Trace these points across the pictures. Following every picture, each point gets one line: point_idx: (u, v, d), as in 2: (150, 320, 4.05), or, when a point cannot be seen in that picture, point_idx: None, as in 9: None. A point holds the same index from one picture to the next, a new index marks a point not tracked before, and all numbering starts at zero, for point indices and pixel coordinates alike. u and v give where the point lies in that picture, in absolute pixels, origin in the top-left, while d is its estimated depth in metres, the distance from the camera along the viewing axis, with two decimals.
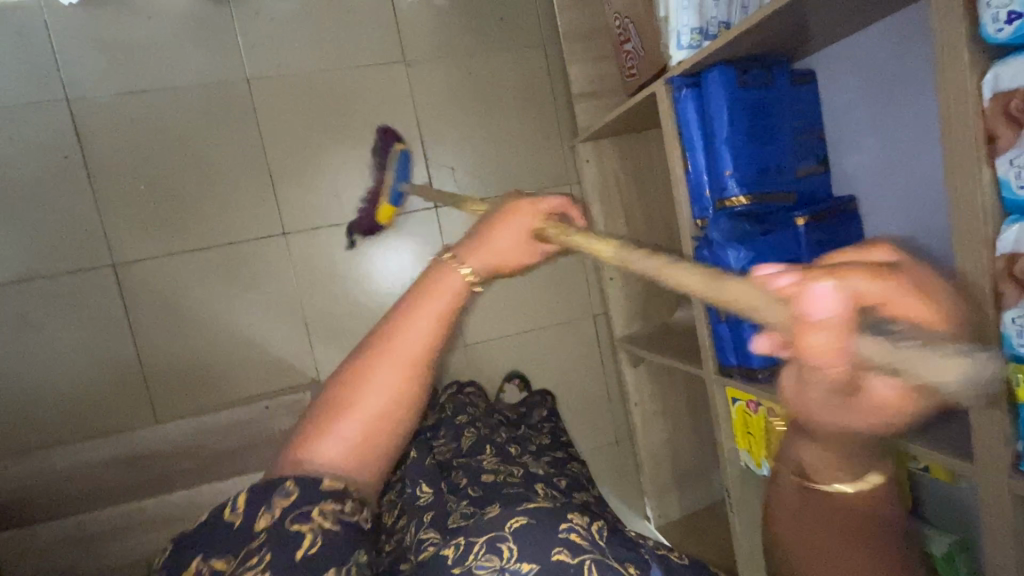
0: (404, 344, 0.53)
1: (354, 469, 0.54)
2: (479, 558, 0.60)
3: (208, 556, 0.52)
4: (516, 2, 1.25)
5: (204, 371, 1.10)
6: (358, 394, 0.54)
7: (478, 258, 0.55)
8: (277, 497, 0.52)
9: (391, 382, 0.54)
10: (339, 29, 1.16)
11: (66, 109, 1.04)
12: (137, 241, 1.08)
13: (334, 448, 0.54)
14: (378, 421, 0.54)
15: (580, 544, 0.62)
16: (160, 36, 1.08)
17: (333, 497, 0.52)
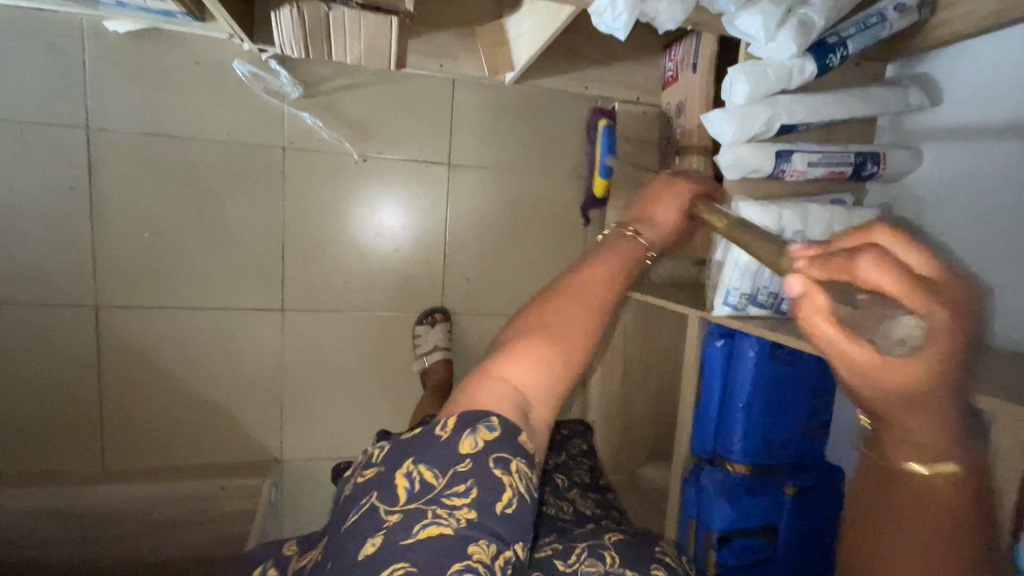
0: (593, 292, 0.68)
1: (529, 407, 0.61)
2: (582, 562, 0.62)
3: (422, 461, 0.56)
4: (573, 127, 1.26)
5: (166, 428, 1.13)
6: (547, 334, 0.65)
7: (653, 233, 0.74)
8: (482, 426, 0.57)
9: (588, 325, 0.67)
10: (392, 116, 1.17)
11: (84, 137, 1.03)
12: (125, 288, 1.09)
13: (518, 381, 0.62)
14: (541, 353, 0.64)
15: (682, 568, 0.62)
16: (206, 83, 1.07)
17: (523, 455, 0.57)
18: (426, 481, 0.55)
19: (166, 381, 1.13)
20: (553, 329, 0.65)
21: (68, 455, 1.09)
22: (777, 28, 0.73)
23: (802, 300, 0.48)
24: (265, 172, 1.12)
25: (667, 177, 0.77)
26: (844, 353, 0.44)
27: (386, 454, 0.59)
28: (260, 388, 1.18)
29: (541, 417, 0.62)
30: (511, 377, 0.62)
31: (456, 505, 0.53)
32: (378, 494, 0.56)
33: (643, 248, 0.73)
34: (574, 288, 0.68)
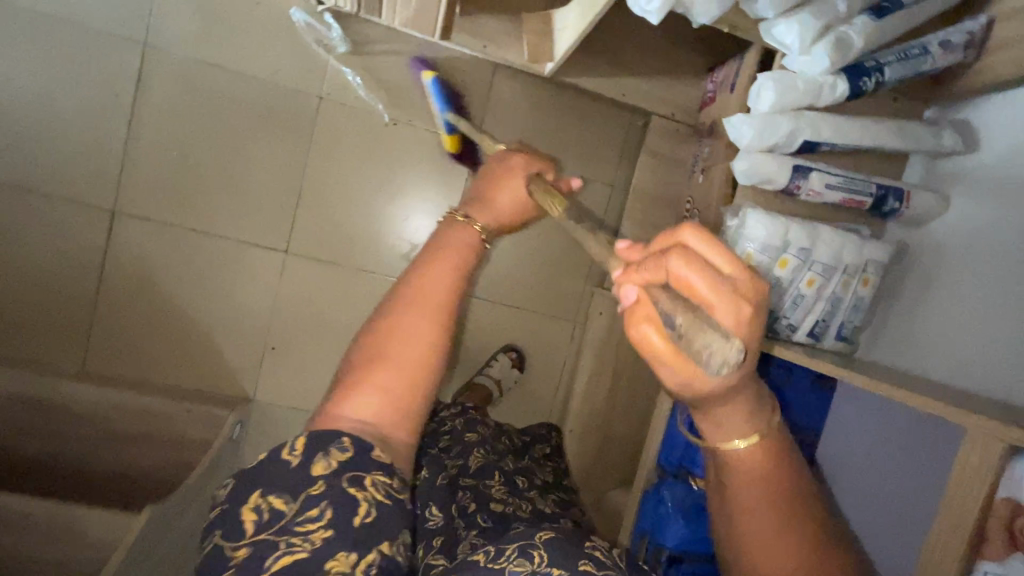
0: (431, 288, 0.59)
1: (387, 435, 0.55)
2: (509, 564, 0.51)
3: (267, 491, 0.49)
4: (603, 132, 1.28)
5: (151, 342, 1.15)
6: (383, 357, 0.56)
7: (491, 216, 0.66)
8: (333, 449, 0.50)
9: (428, 331, 0.57)
10: (430, 86, 1.20)
11: (137, 52, 1.09)
12: (143, 199, 1.13)
13: (367, 413, 0.55)
14: (390, 380, 0.56)
15: (604, 561, 0.52)
16: (259, 24, 1.12)
17: (381, 468, 0.51)
18: (275, 510, 0.48)
19: (161, 299, 1.15)
20: (392, 354, 0.56)
21: (56, 351, 1.12)
22: (813, 40, 0.72)
23: (634, 314, 0.43)
24: (296, 117, 1.16)
25: (515, 163, 0.70)
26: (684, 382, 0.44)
27: (236, 487, 0.50)
28: (248, 327, 1.19)
29: (402, 439, 0.56)
30: (361, 416, 0.54)
31: (310, 528, 0.47)
32: (223, 534, 0.48)
33: (477, 235, 0.63)
34: (414, 292, 0.58)
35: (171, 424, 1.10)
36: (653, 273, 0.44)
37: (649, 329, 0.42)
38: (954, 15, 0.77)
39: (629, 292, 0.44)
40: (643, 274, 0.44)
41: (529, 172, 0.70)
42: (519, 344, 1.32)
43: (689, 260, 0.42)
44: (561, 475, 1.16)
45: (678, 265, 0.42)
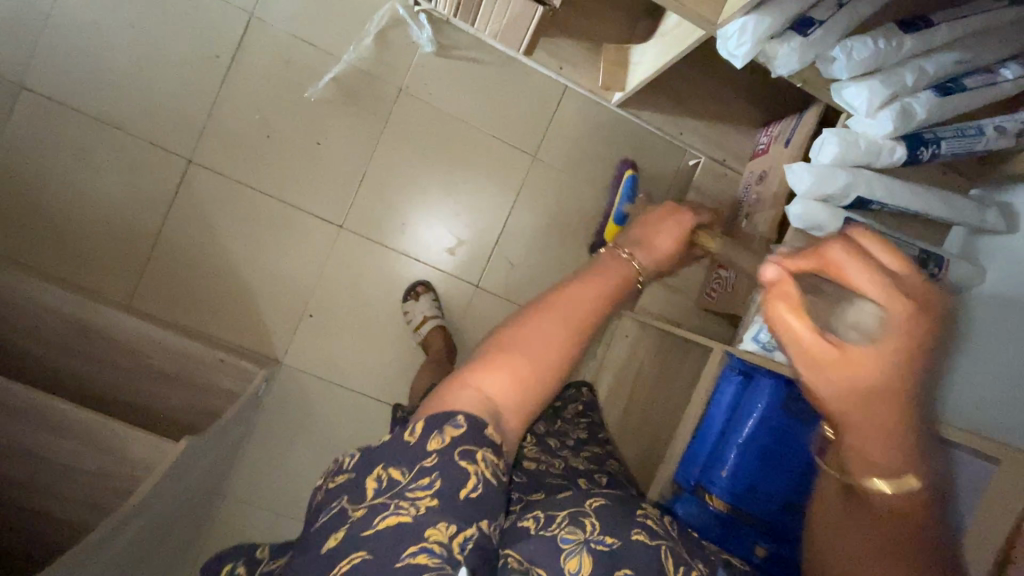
0: (579, 295, 0.66)
1: (501, 419, 0.61)
2: (561, 530, 0.57)
3: (387, 464, 0.55)
4: (653, 168, 1.35)
5: (197, 289, 1.20)
6: (510, 348, 0.64)
7: (646, 259, 0.78)
8: (449, 426, 0.56)
9: (558, 335, 0.64)
10: (503, 98, 1.27)
11: (244, 21, 1.17)
12: (219, 155, 1.19)
13: (493, 392, 0.61)
14: (520, 369, 0.63)
15: (656, 530, 0.59)
16: (359, 15, 1.21)
17: (489, 446, 0.56)
18: (391, 479, 0.54)
19: (217, 251, 1.20)
20: (522, 345, 0.64)
21: (111, 282, 1.17)
22: (879, 106, 0.78)
23: (772, 292, 0.46)
24: (375, 104, 1.23)
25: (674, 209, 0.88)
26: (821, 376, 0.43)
27: (357, 462, 0.57)
28: (293, 292, 1.24)
29: (512, 424, 0.62)
30: (490, 391, 0.61)
31: (419, 495, 0.52)
32: (346, 497, 0.54)
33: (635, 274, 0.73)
34: (560, 301, 0.65)
35: (202, 370, 1.12)
36: (807, 258, 0.46)
37: (792, 316, 0.44)
38: (1010, 102, 0.82)
39: (769, 271, 0.47)
40: (852, 258, 0.43)
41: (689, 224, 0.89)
42: (543, 354, 1.36)
43: (852, 251, 0.44)
44: (600, 430, 1.14)
45: (839, 249, 0.44)
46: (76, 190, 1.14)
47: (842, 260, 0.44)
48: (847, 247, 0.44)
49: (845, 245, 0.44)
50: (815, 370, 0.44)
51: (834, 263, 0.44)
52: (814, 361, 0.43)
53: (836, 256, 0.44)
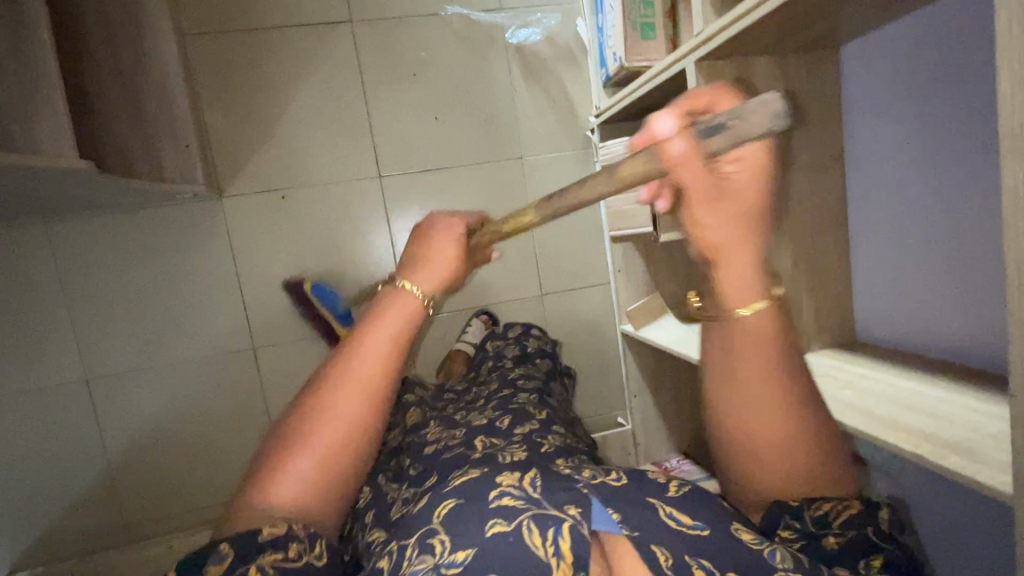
0: (358, 369, 0.74)
1: (308, 511, 0.70)
2: (411, 561, 0.56)
3: None
4: (594, 395, 1.43)
5: (241, 91, 1.19)
6: (311, 436, 0.71)
7: (432, 279, 0.77)
8: (210, 564, 0.56)
9: (356, 407, 0.73)
10: (566, 242, 1.38)
11: (491, 8, 1.28)
12: (371, 45, 1.23)
13: (290, 487, 0.69)
14: (315, 461, 0.71)
15: (516, 505, 0.58)
16: (552, 95, 1.33)
17: (270, 548, 0.59)
18: None
19: (289, 85, 1.20)
20: (321, 426, 0.72)
21: (203, 14, 1.16)
22: None
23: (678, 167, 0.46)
24: (496, 145, 1.32)
25: (450, 219, 0.80)
26: (712, 196, 0.47)
27: None
28: (296, 169, 1.22)
29: (321, 502, 0.71)
30: (285, 494, 0.68)
31: None
32: None
33: (416, 298, 0.76)
34: (338, 383, 0.73)
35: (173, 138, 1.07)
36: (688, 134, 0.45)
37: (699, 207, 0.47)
38: None
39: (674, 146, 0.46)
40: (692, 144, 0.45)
41: (471, 224, 0.80)
42: None
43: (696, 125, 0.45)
44: (511, 376, 1.12)
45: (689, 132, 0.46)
46: None
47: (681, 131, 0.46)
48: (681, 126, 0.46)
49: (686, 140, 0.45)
50: (710, 204, 0.47)
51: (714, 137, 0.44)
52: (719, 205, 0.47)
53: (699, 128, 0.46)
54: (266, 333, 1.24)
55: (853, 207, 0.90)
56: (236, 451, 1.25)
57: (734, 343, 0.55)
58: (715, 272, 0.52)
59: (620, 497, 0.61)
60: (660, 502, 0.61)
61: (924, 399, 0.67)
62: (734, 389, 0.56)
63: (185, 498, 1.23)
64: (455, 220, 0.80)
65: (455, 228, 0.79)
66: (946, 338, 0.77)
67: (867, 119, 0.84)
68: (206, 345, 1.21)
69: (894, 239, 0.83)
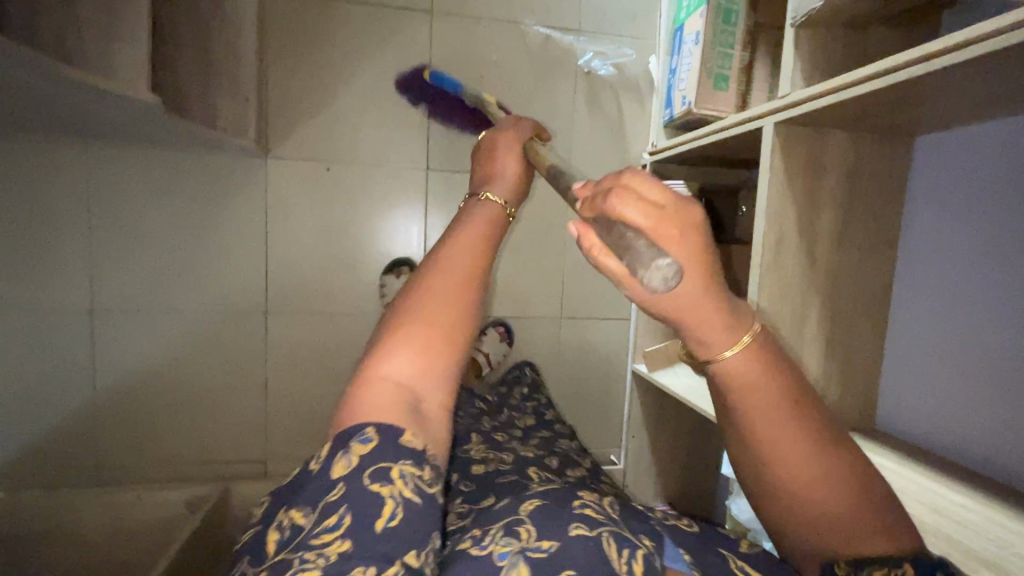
0: (454, 261, 0.63)
1: (428, 406, 0.59)
2: (501, 539, 0.56)
3: (295, 508, 0.54)
4: (590, 428, 1.41)
5: (309, 55, 1.17)
6: (406, 326, 0.60)
7: (500, 189, 0.74)
8: (350, 453, 0.53)
9: (455, 296, 0.61)
10: (595, 271, 1.37)
11: (569, 27, 1.28)
12: (446, 39, 1.23)
13: (399, 369, 0.58)
14: (426, 342, 0.60)
15: (597, 518, 0.57)
16: (610, 124, 1.33)
17: (409, 460, 0.54)
18: (292, 523, 0.53)
19: (357, 61, 1.19)
20: (417, 316, 0.60)
21: None
22: None
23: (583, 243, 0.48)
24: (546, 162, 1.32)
25: (502, 135, 0.80)
26: (640, 295, 0.46)
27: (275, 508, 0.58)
28: (347, 145, 1.21)
29: (434, 414, 0.59)
30: (399, 378, 0.58)
31: (326, 542, 0.48)
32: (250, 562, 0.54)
33: (495, 207, 0.70)
34: (426, 279, 0.62)
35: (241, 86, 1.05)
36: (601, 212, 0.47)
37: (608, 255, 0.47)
38: None
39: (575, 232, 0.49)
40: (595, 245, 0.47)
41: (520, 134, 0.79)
42: None
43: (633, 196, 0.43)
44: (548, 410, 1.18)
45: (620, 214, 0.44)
46: None
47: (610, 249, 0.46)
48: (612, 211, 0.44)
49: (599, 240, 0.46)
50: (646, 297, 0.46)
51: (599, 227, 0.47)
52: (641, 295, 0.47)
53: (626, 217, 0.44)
54: (281, 302, 1.22)
55: (899, 294, 0.90)
56: (223, 413, 1.22)
57: (744, 407, 0.53)
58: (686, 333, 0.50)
59: (699, 543, 0.61)
60: (733, 556, 0.59)
61: (965, 501, 0.68)
62: (752, 441, 0.55)
63: (164, 452, 1.20)
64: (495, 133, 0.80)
65: (512, 139, 0.79)
66: (977, 442, 0.78)
67: (924, 215, 0.86)
68: (217, 300, 1.19)
69: (942, 333, 0.83)
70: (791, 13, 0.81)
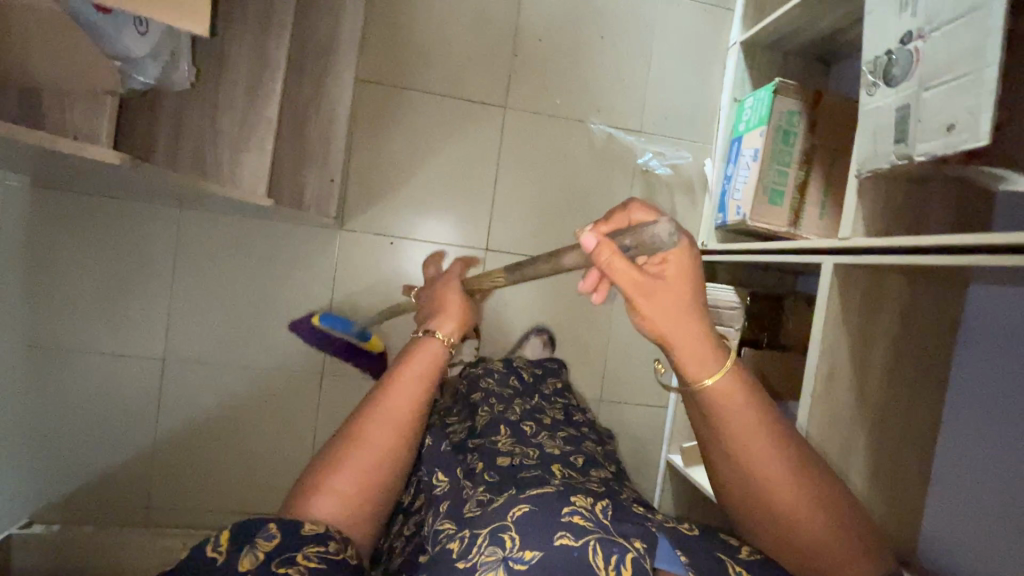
0: (395, 400, 0.78)
1: (352, 527, 0.72)
2: (482, 555, 0.62)
3: None
4: None
5: (389, 139, 1.27)
6: (343, 462, 0.73)
7: (448, 322, 0.86)
8: (262, 539, 0.63)
9: (391, 438, 0.76)
10: (635, 357, 1.41)
11: (631, 128, 1.36)
12: (515, 132, 1.32)
13: (325, 502, 0.71)
14: (353, 476, 0.73)
15: (584, 526, 0.62)
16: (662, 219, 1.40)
17: (311, 545, 0.64)
18: None
19: (432, 147, 1.29)
20: (352, 454, 0.74)
21: (377, 65, 1.26)
22: None
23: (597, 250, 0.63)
24: None
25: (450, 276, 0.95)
26: (641, 289, 0.63)
27: None
28: (415, 222, 1.29)
29: (361, 524, 0.73)
30: (326, 510, 0.71)
31: None
32: None
33: (438, 343, 0.83)
34: (371, 411, 0.77)
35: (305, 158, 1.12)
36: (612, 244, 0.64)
37: (615, 261, 0.63)
38: None
39: (590, 241, 0.64)
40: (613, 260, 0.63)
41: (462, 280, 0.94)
42: None
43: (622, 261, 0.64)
44: (573, 413, 1.17)
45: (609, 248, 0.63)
46: (449, 18, 1.27)
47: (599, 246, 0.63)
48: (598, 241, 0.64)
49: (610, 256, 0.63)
50: (652, 294, 0.64)
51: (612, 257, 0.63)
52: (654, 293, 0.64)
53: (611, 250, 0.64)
54: (337, 362, 1.28)
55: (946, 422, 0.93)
56: (270, 465, 1.27)
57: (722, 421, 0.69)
58: (676, 351, 0.67)
59: (685, 543, 0.66)
60: (731, 559, 0.64)
61: None
62: (754, 480, 0.68)
63: (209, 498, 1.25)
64: (454, 268, 0.98)
65: (457, 279, 0.94)
66: None
67: (971, 356, 0.90)
68: (276, 359, 1.26)
69: (990, 469, 0.86)
70: (854, 166, 0.87)
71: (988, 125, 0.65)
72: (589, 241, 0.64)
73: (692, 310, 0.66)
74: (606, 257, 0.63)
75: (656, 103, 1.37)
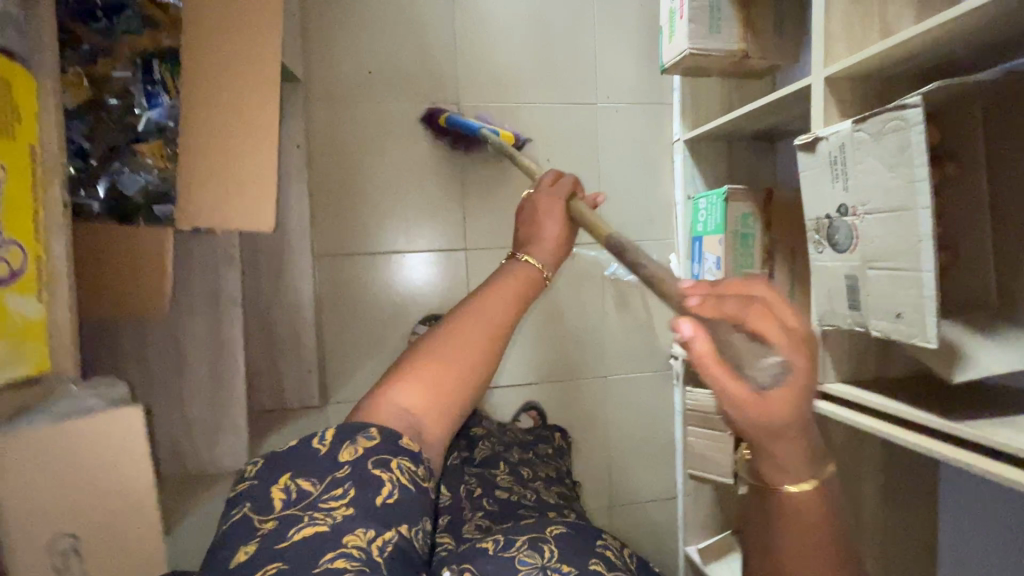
0: (486, 313, 0.74)
1: (422, 434, 0.69)
2: (522, 549, 0.69)
3: (297, 475, 0.61)
4: None
5: (358, 304, 1.26)
6: (434, 354, 0.72)
7: (542, 251, 0.83)
8: (361, 436, 0.63)
9: (478, 352, 0.72)
10: (638, 456, 1.43)
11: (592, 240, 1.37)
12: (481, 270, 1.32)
13: (406, 400, 0.69)
14: (435, 385, 0.70)
15: (610, 556, 0.72)
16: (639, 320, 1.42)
17: (405, 454, 0.64)
18: (301, 489, 0.60)
19: (401, 300, 1.29)
20: (442, 355, 0.72)
21: (332, 233, 1.25)
22: None
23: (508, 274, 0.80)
24: (581, 363, 1.40)
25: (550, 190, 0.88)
26: (739, 405, 0.50)
27: (263, 469, 0.63)
28: None
29: (434, 436, 0.70)
30: (405, 411, 0.69)
31: (332, 505, 0.58)
32: (250, 506, 0.60)
33: (532, 268, 0.81)
34: (458, 322, 0.74)
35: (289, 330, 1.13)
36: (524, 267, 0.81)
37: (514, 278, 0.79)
38: None
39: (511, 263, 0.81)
40: (508, 276, 0.79)
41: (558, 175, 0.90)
42: None
43: (524, 272, 0.80)
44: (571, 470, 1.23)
45: (517, 270, 0.80)
46: (392, 170, 1.26)
47: (512, 271, 0.80)
48: (517, 270, 0.80)
49: (515, 267, 0.80)
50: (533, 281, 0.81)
51: (515, 270, 0.80)
52: (516, 291, 0.78)
53: (515, 274, 0.80)
54: None
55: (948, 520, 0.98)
56: None
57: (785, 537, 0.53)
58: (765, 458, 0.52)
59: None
60: None
61: None
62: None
63: None
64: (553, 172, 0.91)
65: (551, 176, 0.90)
66: None
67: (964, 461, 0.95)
68: None
69: None
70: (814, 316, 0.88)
71: (934, 328, 0.66)
72: (513, 262, 0.81)
73: (511, 305, 0.76)
74: (503, 279, 0.78)
75: (613, 210, 1.38)
